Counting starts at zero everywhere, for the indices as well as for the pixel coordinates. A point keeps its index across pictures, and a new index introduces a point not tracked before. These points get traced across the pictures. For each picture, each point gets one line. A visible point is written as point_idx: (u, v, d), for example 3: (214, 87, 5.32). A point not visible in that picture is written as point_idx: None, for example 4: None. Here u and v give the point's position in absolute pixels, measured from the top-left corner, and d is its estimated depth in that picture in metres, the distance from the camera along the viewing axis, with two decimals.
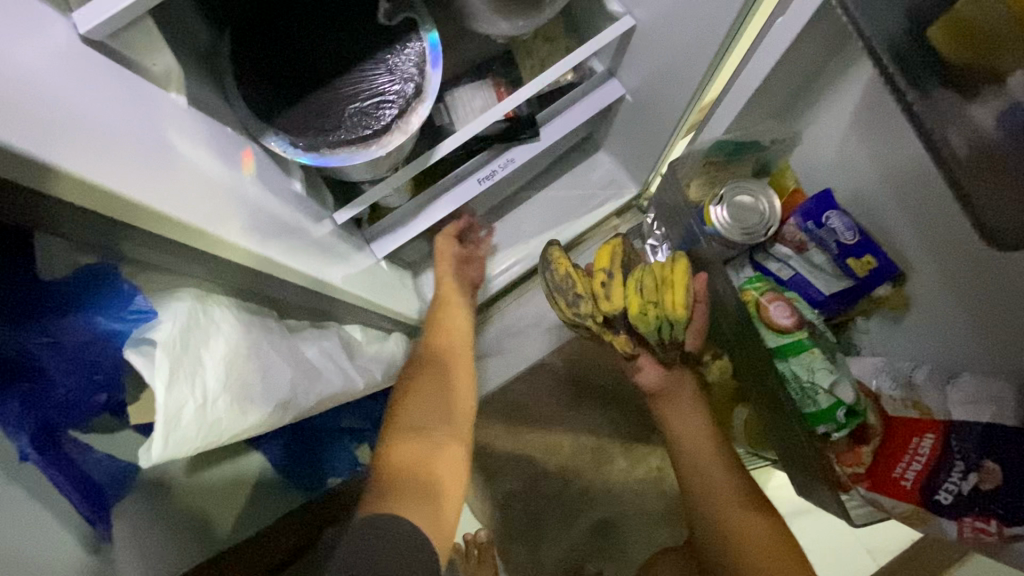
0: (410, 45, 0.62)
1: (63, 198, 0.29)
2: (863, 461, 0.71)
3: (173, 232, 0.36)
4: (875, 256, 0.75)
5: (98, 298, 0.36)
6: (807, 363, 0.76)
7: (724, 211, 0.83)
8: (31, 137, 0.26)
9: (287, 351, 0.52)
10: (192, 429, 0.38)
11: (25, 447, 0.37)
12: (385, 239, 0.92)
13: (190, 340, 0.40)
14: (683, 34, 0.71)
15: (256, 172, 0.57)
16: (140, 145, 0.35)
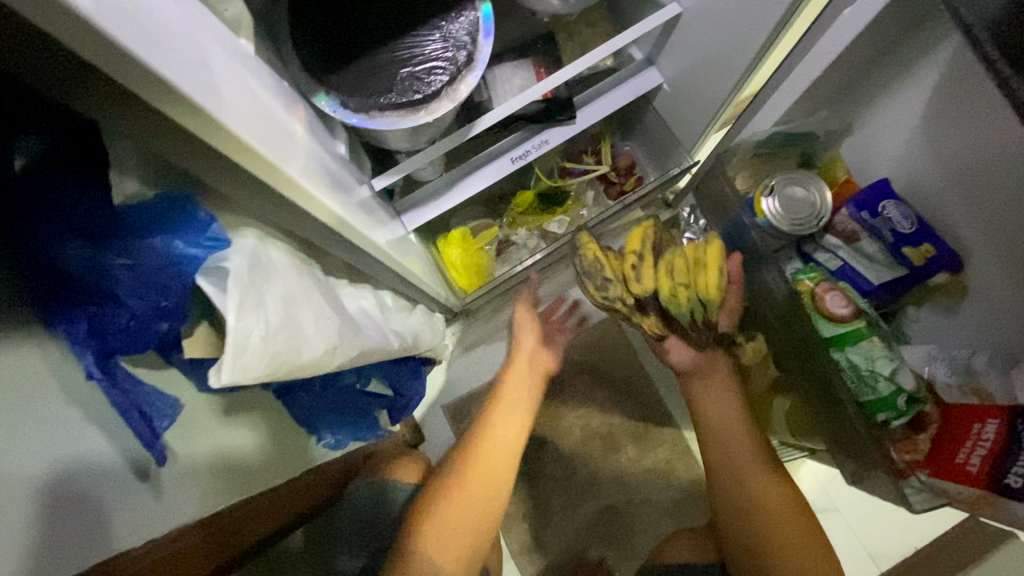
0: (464, 14, 0.63)
1: (148, 102, 0.30)
2: (920, 448, 0.78)
3: (239, 157, 0.38)
4: (934, 245, 0.77)
5: (176, 225, 0.42)
6: (867, 352, 0.81)
7: (776, 202, 0.86)
8: (130, 33, 0.28)
9: (334, 304, 0.54)
10: (257, 357, 0.38)
11: (90, 365, 0.40)
12: (416, 211, 0.93)
13: (255, 273, 0.41)
14: (732, 21, 0.71)
15: (306, 128, 0.58)
16: (210, 69, 0.36)
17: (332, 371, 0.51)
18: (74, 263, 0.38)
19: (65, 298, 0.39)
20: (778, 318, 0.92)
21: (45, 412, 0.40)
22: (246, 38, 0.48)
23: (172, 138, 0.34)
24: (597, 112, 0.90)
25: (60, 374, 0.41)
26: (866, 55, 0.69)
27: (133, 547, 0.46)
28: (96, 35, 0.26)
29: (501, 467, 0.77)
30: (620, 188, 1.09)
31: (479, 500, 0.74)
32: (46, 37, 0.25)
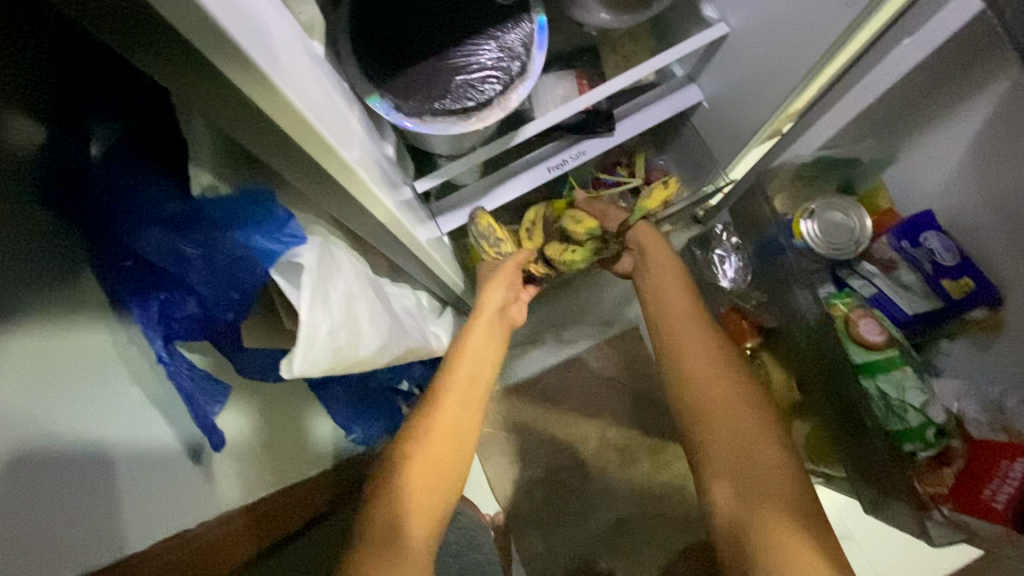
0: (520, 25, 0.65)
1: (232, 86, 0.32)
2: (944, 482, 0.78)
3: (311, 150, 0.40)
4: (973, 279, 0.75)
5: (258, 220, 0.44)
6: (897, 382, 0.80)
7: (815, 226, 0.86)
8: (226, 18, 0.29)
9: (383, 301, 0.57)
10: (324, 350, 0.42)
11: (159, 347, 0.43)
12: (451, 214, 0.93)
13: (324, 272, 0.45)
14: (781, 42, 0.72)
15: (363, 127, 0.60)
16: (290, 69, 0.38)
17: (382, 365, 0.54)
18: (151, 248, 0.41)
19: (141, 281, 0.42)
20: (806, 342, 0.95)
21: (110, 390, 0.43)
22: (317, 39, 0.50)
23: (248, 124, 0.35)
24: (636, 126, 0.91)
25: (127, 358, 0.45)
26: (915, 83, 0.69)
27: (188, 527, 0.49)
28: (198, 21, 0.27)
29: (470, 416, 0.72)
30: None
31: (454, 424, 0.69)
32: (150, 12, 0.26)
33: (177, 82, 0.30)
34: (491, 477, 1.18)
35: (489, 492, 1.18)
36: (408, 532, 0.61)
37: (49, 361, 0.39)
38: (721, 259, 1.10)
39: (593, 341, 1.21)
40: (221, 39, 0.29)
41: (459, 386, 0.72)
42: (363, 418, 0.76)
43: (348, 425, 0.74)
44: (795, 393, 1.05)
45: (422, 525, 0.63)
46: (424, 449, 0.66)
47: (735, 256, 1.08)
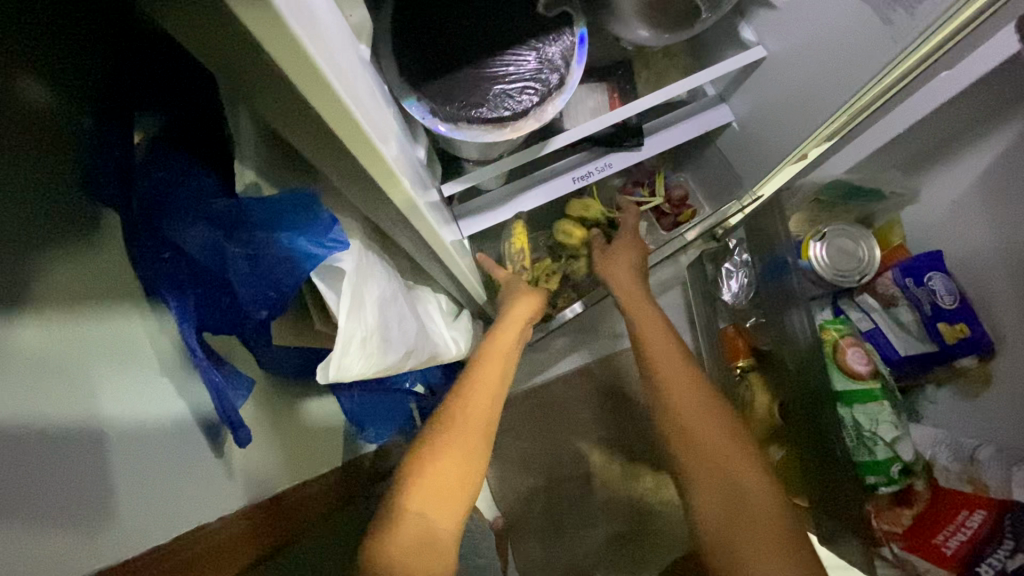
0: (562, 38, 0.65)
1: (297, 90, 0.32)
2: (900, 522, 0.85)
3: (356, 153, 0.40)
4: (968, 326, 0.82)
5: (304, 223, 0.45)
6: (873, 414, 0.84)
7: (824, 249, 0.94)
8: (301, 25, 0.29)
9: (413, 311, 0.61)
10: (354, 357, 0.46)
11: (192, 342, 0.42)
12: (474, 219, 0.93)
13: (359, 279, 0.49)
14: (819, 71, 0.72)
15: (399, 129, 0.61)
16: (345, 70, 0.38)
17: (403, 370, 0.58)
18: (198, 245, 0.42)
19: (178, 275, 0.42)
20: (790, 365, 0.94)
21: (143, 381, 0.44)
22: (363, 41, 0.50)
23: (301, 122, 0.35)
24: (665, 142, 0.90)
25: (158, 347, 0.46)
26: None
27: (209, 522, 0.49)
28: (278, 30, 0.27)
29: (490, 418, 0.72)
30: (672, 220, 1.08)
31: (483, 410, 0.72)
32: (231, 15, 0.26)
33: (223, 56, 0.29)
34: (493, 483, 1.18)
35: (490, 496, 1.18)
36: (431, 532, 0.61)
37: (84, 347, 0.39)
38: (729, 273, 1.14)
39: (603, 353, 1.21)
40: (293, 47, 0.29)
41: (489, 377, 0.75)
42: (371, 415, 0.76)
43: (356, 421, 0.74)
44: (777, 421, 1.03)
45: (454, 503, 0.64)
46: (457, 429, 0.68)
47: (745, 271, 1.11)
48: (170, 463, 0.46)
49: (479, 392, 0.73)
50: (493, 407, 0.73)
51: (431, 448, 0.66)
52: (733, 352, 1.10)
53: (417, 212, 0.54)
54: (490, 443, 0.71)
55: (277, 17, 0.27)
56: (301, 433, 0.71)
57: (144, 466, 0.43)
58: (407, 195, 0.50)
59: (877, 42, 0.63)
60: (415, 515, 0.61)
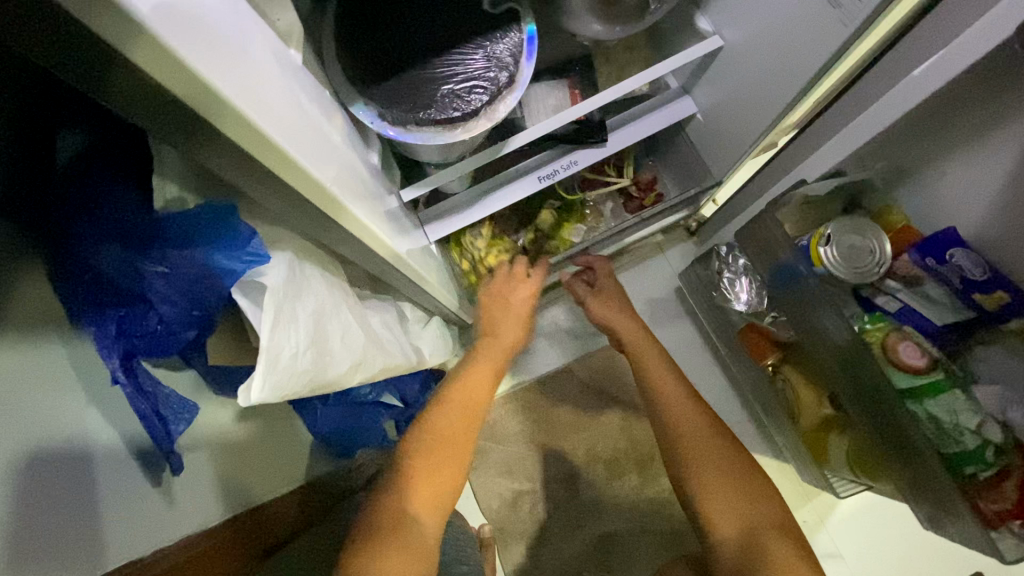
0: (509, 35, 0.63)
1: (210, 122, 0.32)
2: (1008, 497, 0.63)
3: (280, 169, 0.39)
4: (1007, 292, 0.64)
5: (220, 237, 0.41)
6: (948, 405, 0.65)
7: (836, 250, 0.71)
8: (200, 57, 0.30)
9: (361, 320, 0.60)
10: (283, 374, 0.44)
11: (115, 369, 0.42)
12: (440, 224, 0.91)
13: (290, 289, 0.47)
14: (770, 61, 0.71)
15: (344, 136, 0.59)
16: (262, 84, 0.38)
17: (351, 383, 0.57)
18: (109, 264, 0.41)
19: (98, 296, 0.42)
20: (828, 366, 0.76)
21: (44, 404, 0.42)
22: (296, 49, 0.49)
23: (226, 150, 0.35)
24: (628, 138, 0.89)
25: (81, 373, 0.45)
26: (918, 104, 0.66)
27: (141, 556, 0.46)
28: (160, 50, 0.27)
29: (471, 411, 0.73)
30: (639, 203, 1.07)
31: (460, 405, 0.73)
32: (122, 52, 0.26)
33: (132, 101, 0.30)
34: (477, 489, 1.16)
35: (475, 503, 1.16)
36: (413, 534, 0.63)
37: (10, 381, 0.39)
38: (730, 280, 0.94)
39: (582, 353, 1.20)
40: (188, 75, 0.29)
41: (477, 376, 0.77)
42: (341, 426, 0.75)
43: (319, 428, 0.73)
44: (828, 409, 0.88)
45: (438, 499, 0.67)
46: (435, 424, 0.70)
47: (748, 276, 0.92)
48: (111, 495, 0.45)
49: (460, 389, 0.74)
50: (474, 401, 0.74)
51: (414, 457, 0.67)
52: (759, 352, 0.94)
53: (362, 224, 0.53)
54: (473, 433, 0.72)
55: (161, 44, 0.27)
56: (264, 455, 0.68)
57: (54, 497, 0.40)
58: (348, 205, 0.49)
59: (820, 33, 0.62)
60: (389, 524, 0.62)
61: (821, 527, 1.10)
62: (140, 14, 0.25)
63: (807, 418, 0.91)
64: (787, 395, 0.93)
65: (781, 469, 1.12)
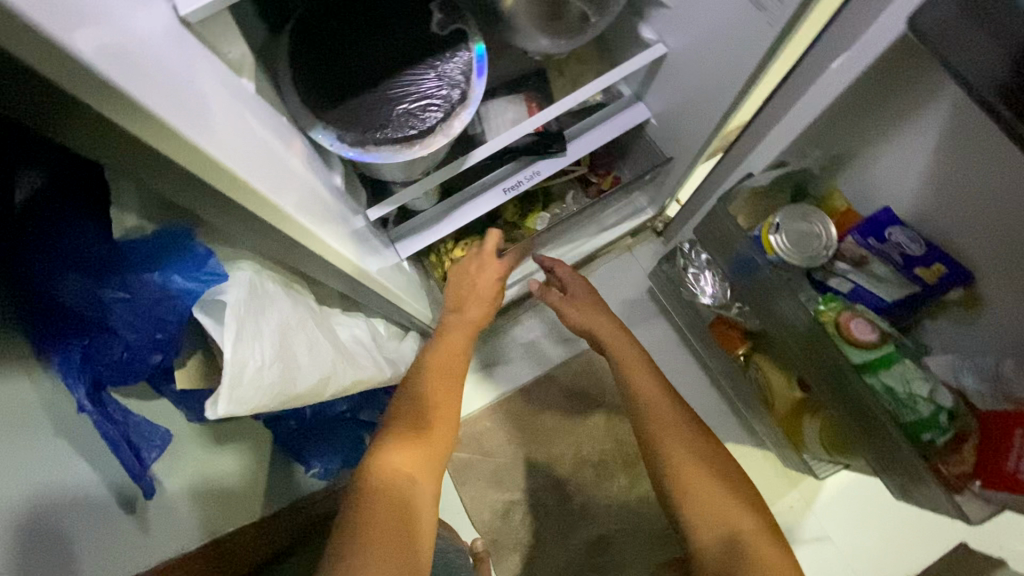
0: (458, 54, 0.66)
1: (166, 155, 0.34)
2: (968, 459, 0.64)
3: (237, 195, 0.41)
4: (944, 264, 0.66)
5: (178, 259, 0.45)
6: (901, 376, 0.66)
7: (784, 238, 0.72)
8: (154, 97, 0.31)
9: (329, 336, 0.61)
10: (248, 389, 0.45)
11: (82, 398, 0.43)
12: (411, 239, 0.92)
13: (253, 306, 0.48)
14: (709, 64, 0.75)
15: (305, 161, 0.61)
16: (215, 114, 0.39)
17: (323, 398, 0.58)
18: (71, 295, 0.42)
19: (61, 330, 0.43)
20: (792, 346, 0.77)
21: (13, 437, 0.42)
22: (248, 78, 0.51)
23: (183, 183, 0.37)
24: (587, 145, 0.92)
25: (50, 407, 0.46)
26: None
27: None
28: (107, 88, 0.28)
29: (447, 386, 0.78)
30: (598, 189, 1.05)
31: (433, 385, 0.78)
32: (71, 95, 0.27)
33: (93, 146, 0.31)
34: (467, 502, 1.16)
35: (467, 516, 1.16)
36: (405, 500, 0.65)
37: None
38: (695, 275, 0.95)
39: (562, 358, 1.22)
40: (138, 111, 0.30)
41: (452, 357, 0.82)
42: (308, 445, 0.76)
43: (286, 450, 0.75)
44: (798, 393, 0.90)
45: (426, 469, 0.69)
46: (413, 404, 0.74)
47: (709, 269, 0.95)
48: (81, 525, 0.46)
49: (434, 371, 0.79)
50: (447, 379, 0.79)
51: (399, 431, 0.71)
52: (730, 343, 0.95)
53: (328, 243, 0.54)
54: (451, 408, 0.77)
55: (105, 82, 0.28)
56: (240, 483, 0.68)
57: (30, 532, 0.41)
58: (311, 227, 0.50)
59: (749, 37, 0.66)
60: (381, 496, 0.63)
61: (808, 511, 1.12)
62: (82, 53, 0.26)
63: (780, 402, 0.93)
64: (760, 382, 0.95)
65: (764, 457, 1.14)
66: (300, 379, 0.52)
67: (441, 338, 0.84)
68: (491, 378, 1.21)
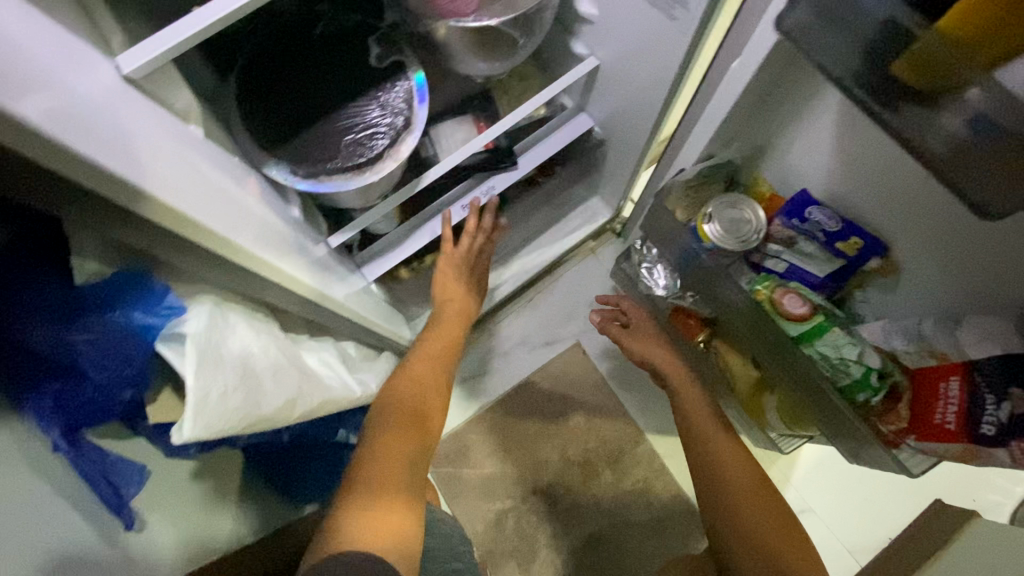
0: (398, 83, 0.70)
1: (119, 201, 0.37)
2: (902, 416, 0.67)
3: (192, 233, 0.43)
4: (861, 237, 0.72)
5: (139, 297, 0.47)
6: (833, 342, 0.70)
7: (717, 226, 0.77)
8: (106, 154, 0.35)
9: (293, 359, 0.64)
10: (216, 414, 0.47)
11: (58, 440, 0.45)
12: (376, 262, 0.96)
13: (212, 335, 0.50)
14: (637, 72, 0.81)
15: (260, 197, 0.64)
16: (165, 160, 0.42)
17: (293, 419, 0.61)
18: (38, 342, 0.43)
19: (31, 378, 0.44)
20: (740, 326, 0.82)
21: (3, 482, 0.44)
22: (195, 124, 0.54)
23: (136, 224, 0.40)
24: (536, 158, 0.96)
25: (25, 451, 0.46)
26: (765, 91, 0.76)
27: None
28: (59, 149, 0.31)
29: (440, 376, 0.83)
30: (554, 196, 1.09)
31: (426, 371, 0.82)
32: (28, 157, 0.30)
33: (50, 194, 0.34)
34: (460, 515, 1.17)
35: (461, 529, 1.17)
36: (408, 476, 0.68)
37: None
38: (649, 269, 1.03)
39: (539, 363, 1.25)
40: (89, 167, 0.33)
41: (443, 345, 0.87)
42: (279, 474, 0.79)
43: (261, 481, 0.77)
44: (756, 372, 0.94)
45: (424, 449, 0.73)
46: (410, 387, 0.78)
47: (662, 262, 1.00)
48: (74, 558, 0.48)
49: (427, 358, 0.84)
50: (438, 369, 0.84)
51: (398, 409, 0.74)
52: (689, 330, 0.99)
53: (289, 272, 0.57)
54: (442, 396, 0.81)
55: (51, 142, 0.31)
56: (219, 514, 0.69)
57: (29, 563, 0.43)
58: (269, 257, 0.53)
59: (666, 45, 0.72)
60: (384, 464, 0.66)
61: (787, 485, 1.16)
62: (31, 120, 0.29)
63: (740, 383, 0.97)
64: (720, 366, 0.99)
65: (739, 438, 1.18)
66: (261, 404, 0.54)
67: (430, 330, 0.89)
68: (471, 390, 1.23)
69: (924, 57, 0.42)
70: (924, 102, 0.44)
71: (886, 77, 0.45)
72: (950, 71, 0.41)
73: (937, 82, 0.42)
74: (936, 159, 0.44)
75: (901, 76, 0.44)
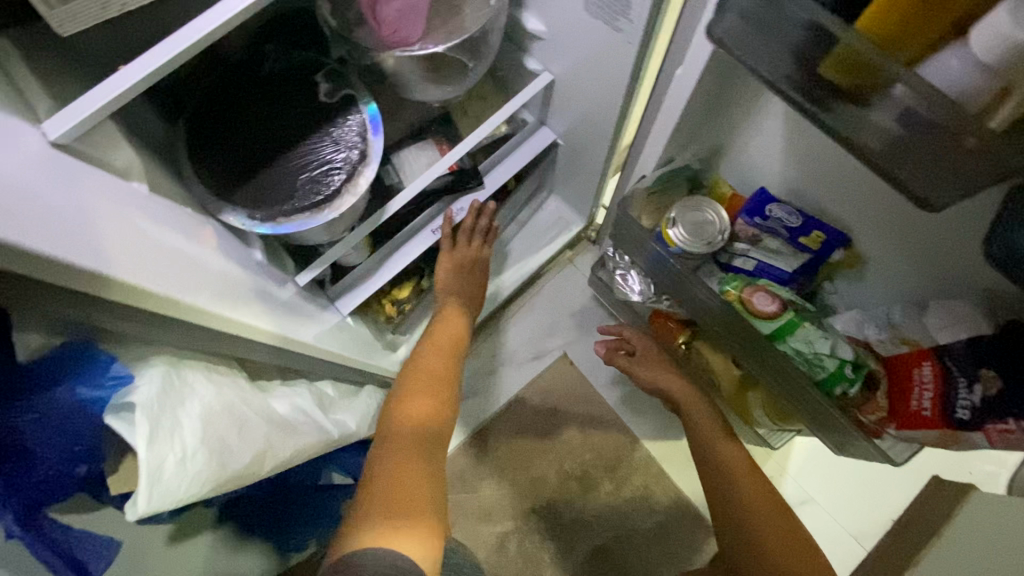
0: (351, 118, 0.69)
1: (57, 279, 0.36)
2: (881, 405, 0.66)
3: (139, 297, 0.42)
4: (821, 231, 0.73)
5: (82, 370, 0.46)
6: (805, 338, 0.70)
7: (682, 230, 0.77)
8: (38, 234, 0.33)
9: (260, 410, 0.62)
10: (170, 486, 0.47)
11: (12, 525, 0.43)
12: (349, 296, 0.95)
13: (167, 400, 0.49)
14: (590, 84, 0.81)
15: (217, 247, 0.63)
16: (104, 225, 0.41)
17: (264, 472, 0.59)
18: None
19: None
20: (716, 326, 0.82)
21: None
22: (140, 181, 0.53)
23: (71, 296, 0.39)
24: (499, 178, 0.97)
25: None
26: None
27: None
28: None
29: (444, 372, 0.80)
30: None
31: (432, 369, 0.80)
32: None
33: None
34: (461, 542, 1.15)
35: None
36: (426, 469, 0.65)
37: None
38: (623, 276, 1.02)
39: (527, 379, 1.24)
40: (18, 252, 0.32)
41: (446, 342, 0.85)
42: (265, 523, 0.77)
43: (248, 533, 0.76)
44: (737, 369, 0.94)
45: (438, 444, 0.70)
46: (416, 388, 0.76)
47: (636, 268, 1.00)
48: None
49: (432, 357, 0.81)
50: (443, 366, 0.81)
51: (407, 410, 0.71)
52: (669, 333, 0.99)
53: (250, 323, 0.56)
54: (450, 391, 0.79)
55: None
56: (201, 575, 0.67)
57: None
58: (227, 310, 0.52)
59: (614, 57, 0.72)
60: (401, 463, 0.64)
61: (785, 477, 1.16)
62: None
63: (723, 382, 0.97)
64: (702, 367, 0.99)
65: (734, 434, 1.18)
66: (221, 463, 0.53)
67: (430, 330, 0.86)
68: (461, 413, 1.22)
69: (852, 57, 0.42)
70: (856, 102, 0.45)
71: (820, 79, 0.46)
72: (874, 72, 0.42)
73: (866, 81, 0.43)
74: (876, 155, 0.45)
75: (833, 79, 0.44)
